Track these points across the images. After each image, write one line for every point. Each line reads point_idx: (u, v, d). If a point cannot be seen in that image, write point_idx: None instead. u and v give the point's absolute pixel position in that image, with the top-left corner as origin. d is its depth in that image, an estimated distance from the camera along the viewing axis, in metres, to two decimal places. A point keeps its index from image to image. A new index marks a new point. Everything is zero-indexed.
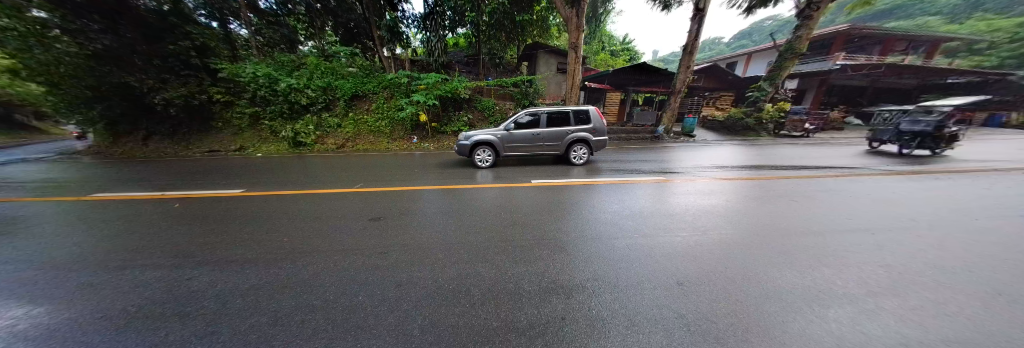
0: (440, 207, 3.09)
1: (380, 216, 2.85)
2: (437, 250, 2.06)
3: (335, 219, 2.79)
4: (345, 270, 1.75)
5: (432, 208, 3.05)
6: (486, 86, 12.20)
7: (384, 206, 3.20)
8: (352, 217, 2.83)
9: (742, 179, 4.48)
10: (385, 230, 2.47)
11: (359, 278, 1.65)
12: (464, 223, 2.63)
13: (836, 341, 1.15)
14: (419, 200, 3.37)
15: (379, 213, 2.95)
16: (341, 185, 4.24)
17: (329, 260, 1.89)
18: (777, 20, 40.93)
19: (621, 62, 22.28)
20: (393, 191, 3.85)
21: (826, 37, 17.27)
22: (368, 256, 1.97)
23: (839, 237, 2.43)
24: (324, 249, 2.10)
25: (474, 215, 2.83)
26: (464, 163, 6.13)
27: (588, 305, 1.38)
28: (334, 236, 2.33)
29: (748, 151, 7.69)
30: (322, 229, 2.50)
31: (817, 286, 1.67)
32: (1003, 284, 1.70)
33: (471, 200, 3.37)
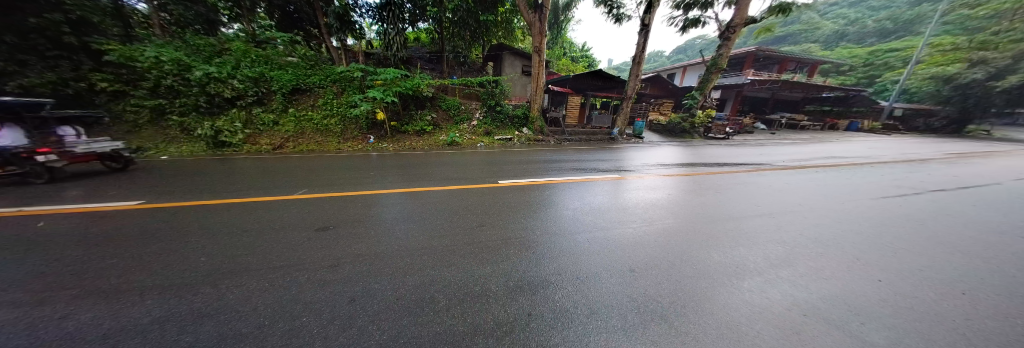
0: (400, 212, 2.96)
1: (330, 225, 2.60)
2: (397, 258, 1.95)
3: (273, 230, 2.47)
4: (287, 290, 1.55)
5: (392, 213, 2.91)
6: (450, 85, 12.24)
7: (334, 213, 2.92)
8: (294, 228, 2.53)
9: (681, 175, 5.13)
10: (336, 239, 2.27)
11: (305, 296, 1.49)
12: (427, 226, 2.57)
13: (749, 311, 1.40)
14: (378, 205, 3.16)
15: (329, 221, 2.68)
16: (280, 191, 3.74)
17: (265, 280, 1.66)
18: (705, 39, 47.95)
19: (582, 68, 23.74)
20: (345, 196, 3.55)
21: (741, 56, 20.71)
22: (316, 270, 1.79)
23: (750, 221, 2.94)
24: (256, 267, 1.82)
25: (438, 218, 2.76)
26: (425, 164, 6.00)
27: (551, 298, 1.46)
28: (272, 251, 2.05)
29: (688, 151, 8.82)
30: (257, 244, 2.18)
31: (735, 262, 2.01)
32: (858, 253, 2.23)
33: (436, 202, 3.29)
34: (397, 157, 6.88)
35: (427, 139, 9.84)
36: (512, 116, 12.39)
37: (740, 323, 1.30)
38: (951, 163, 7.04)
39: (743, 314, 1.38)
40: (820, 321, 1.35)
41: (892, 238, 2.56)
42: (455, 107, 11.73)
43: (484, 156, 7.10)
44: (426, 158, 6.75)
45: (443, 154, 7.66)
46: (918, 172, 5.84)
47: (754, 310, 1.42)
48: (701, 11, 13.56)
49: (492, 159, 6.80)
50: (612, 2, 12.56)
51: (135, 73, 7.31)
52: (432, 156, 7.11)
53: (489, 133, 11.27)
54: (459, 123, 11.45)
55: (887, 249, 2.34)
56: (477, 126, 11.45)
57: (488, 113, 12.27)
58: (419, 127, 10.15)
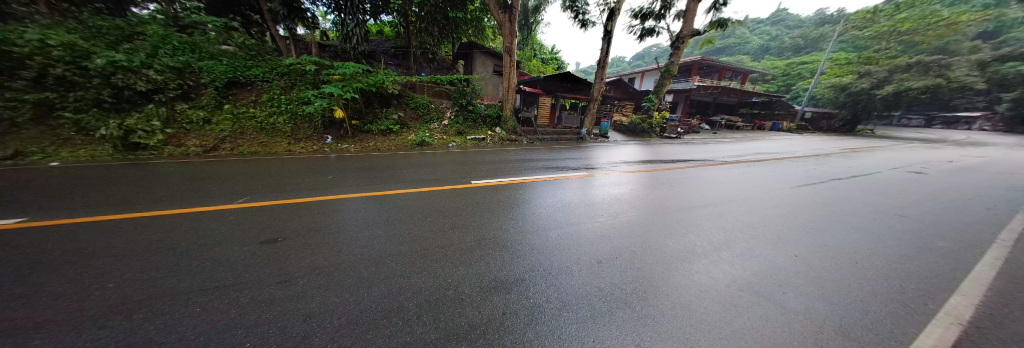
0: (364, 218, 2.77)
1: (279, 236, 2.33)
2: (359, 268, 1.82)
3: (206, 247, 2.13)
4: (230, 312, 1.37)
5: (355, 219, 2.72)
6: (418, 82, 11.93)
7: (286, 223, 2.62)
8: (233, 242, 2.22)
9: (642, 172, 5.55)
10: (287, 252, 2.05)
11: (253, 317, 1.33)
12: (395, 231, 2.45)
13: (696, 291, 1.59)
14: (340, 211, 2.93)
15: (279, 232, 2.41)
16: (217, 201, 3.23)
17: (201, 303, 1.44)
18: (660, 48, 52.90)
19: (551, 70, 24.51)
20: (298, 203, 3.20)
21: (689, 63, 23.10)
22: (262, 288, 1.59)
23: (698, 210, 3.31)
24: (187, 290, 1.57)
25: (407, 223, 2.64)
26: (387, 164, 5.81)
27: (524, 294, 1.49)
28: (208, 270, 1.79)
29: (646, 149, 9.62)
30: (187, 264, 1.87)
31: (686, 248, 2.25)
32: (780, 234, 2.64)
33: (405, 205, 3.14)
34: (359, 158, 6.43)
35: (394, 139, 9.37)
36: (485, 116, 12.38)
37: (691, 303, 1.46)
38: (845, 157, 8.67)
39: (692, 293, 1.56)
40: (752, 294, 1.58)
41: (805, 220, 3.08)
42: (424, 106, 11.54)
43: (455, 156, 6.96)
44: (394, 159, 6.42)
45: (412, 154, 7.38)
46: (823, 165, 7.07)
47: (701, 289, 1.61)
48: (656, 22, 14.80)
49: (463, 159, 6.70)
50: (578, 8, 13.13)
51: (11, 58, 5.70)
52: (401, 156, 6.82)
53: (461, 133, 11.10)
54: (428, 122, 11.15)
55: (803, 229, 2.80)
56: (448, 126, 11.21)
57: (459, 112, 12.10)
58: (384, 126, 9.59)
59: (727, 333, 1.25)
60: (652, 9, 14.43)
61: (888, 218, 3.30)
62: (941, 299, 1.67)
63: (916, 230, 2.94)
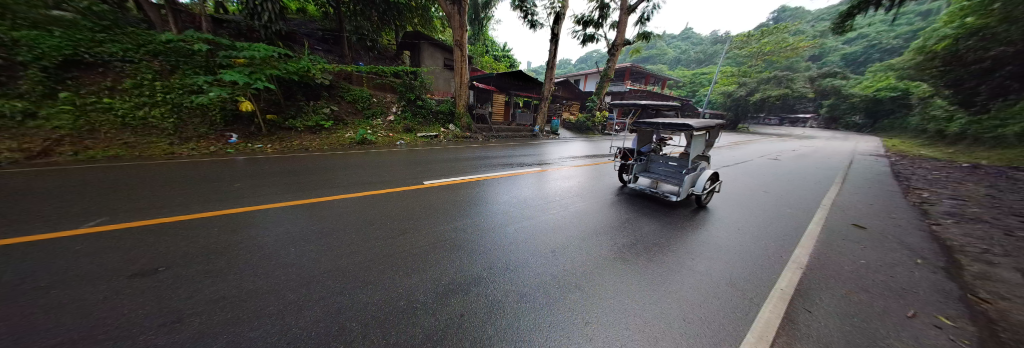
0: (291, 227, 2.31)
1: (178, 251, 1.79)
2: (286, 291, 1.37)
3: (4, 291, 1.28)
4: (129, 333, 1.03)
5: (273, 233, 2.15)
6: (355, 72, 11.14)
7: (184, 237, 2.02)
8: (69, 282, 1.38)
9: (589, 165, 6.05)
10: (174, 285, 1.38)
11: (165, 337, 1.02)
12: (326, 240, 2.05)
13: (632, 269, 1.83)
14: (263, 220, 2.41)
15: (177, 246, 1.85)
16: (33, 226, 2.13)
17: (68, 330, 1.03)
18: (599, 54, 58.58)
19: (503, 67, 24.68)
20: (184, 221, 2.35)
21: (623, 69, 26.11)
22: (124, 339, 0.99)
23: (635, 198, 3.79)
24: (30, 320, 1.09)
25: (343, 231, 2.24)
26: (315, 164, 5.13)
27: (484, 291, 1.49)
28: (67, 295, 1.27)
29: (591, 145, 10.55)
30: (20, 292, 1.28)
31: (624, 231, 2.56)
32: (694, 212, 3.25)
33: (340, 212, 2.71)
34: (279, 160, 5.43)
35: (327, 137, 8.20)
36: (436, 111, 12.09)
37: (628, 281, 1.68)
38: (732, 148, 11.13)
39: (629, 272, 1.80)
40: (673, 266, 1.91)
41: (709, 200, 3.86)
42: (363, 100, 10.64)
43: (401, 155, 6.50)
44: (327, 160, 5.64)
45: (352, 154, 6.59)
46: (720, 155, 8.92)
47: (637, 268, 1.85)
48: (595, 29, 16.26)
49: (413, 158, 6.26)
50: (527, 8, 13.47)
51: None
52: (336, 156, 6.06)
53: (410, 130, 10.42)
54: (368, 117, 10.28)
55: (708, 207, 3.49)
56: (394, 122, 10.46)
57: (407, 107, 11.62)
58: (311, 123, 8.33)
59: (656, 301, 1.48)
60: (592, 17, 15.76)
61: (757, 194, 4.39)
62: (790, 252, 2.30)
63: (775, 202, 4.02)
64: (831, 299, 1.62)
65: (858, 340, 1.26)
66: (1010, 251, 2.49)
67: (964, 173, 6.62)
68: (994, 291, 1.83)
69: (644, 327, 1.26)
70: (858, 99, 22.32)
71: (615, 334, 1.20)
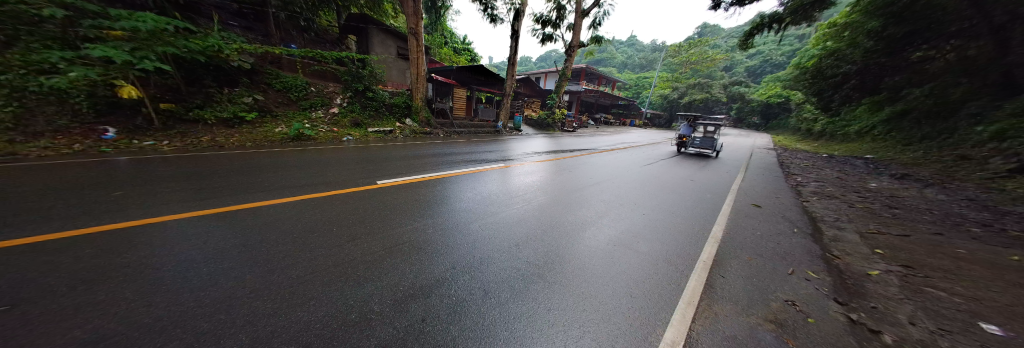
0: (211, 239, 1.90)
1: (34, 282, 1.31)
2: (201, 319, 1.11)
3: None
4: None
5: (178, 251, 1.71)
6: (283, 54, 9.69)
7: (45, 262, 1.50)
8: None
9: (549, 160, 6.34)
10: (16, 331, 0.98)
11: None
12: (254, 254, 1.72)
13: (589, 255, 1.98)
14: (165, 236, 1.92)
15: (33, 277, 1.36)
16: None
17: None
18: (558, 54, 61.26)
19: (462, 60, 23.95)
20: (26, 244, 1.69)
21: (579, 69, 27.69)
22: None
23: (591, 189, 4.08)
24: None
25: (278, 240, 1.92)
26: (237, 163, 4.41)
27: (447, 292, 1.44)
28: None
29: (551, 141, 10.97)
30: None
31: (582, 221, 2.73)
32: (639, 201, 3.66)
33: (270, 220, 2.30)
34: (180, 160, 4.37)
35: (251, 131, 6.94)
36: (390, 105, 11.26)
37: (585, 267, 1.81)
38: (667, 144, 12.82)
39: (585, 258, 1.94)
40: (623, 250, 2.11)
41: (650, 189, 4.39)
42: (297, 89, 9.49)
43: (346, 152, 5.90)
44: (254, 158, 4.80)
45: (285, 151, 5.73)
46: (658, 150, 10.17)
47: (592, 254, 2.01)
48: (553, 29, 16.85)
49: (363, 155, 5.70)
50: (487, 2, 13.25)
51: None
52: (265, 155, 5.18)
53: (359, 125, 9.49)
54: (305, 109, 9.15)
55: (649, 196, 3.97)
56: (339, 115, 9.53)
57: (354, 98, 10.72)
58: (226, 114, 6.97)
59: (610, 283, 1.62)
60: (550, 17, 16.29)
61: (686, 182, 5.15)
62: (709, 229, 2.78)
63: (694, 187, 4.82)
64: (743, 266, 1.99)
65: (761, 297, 1.58)
66: (849, 219, 3.42)
67: (822, 162, 8.75)
68: (844, 249, 2.51)
69: (599, 306, 1.38)
70: (756, 103, 27.58)
71: (576, 317, 1.28)
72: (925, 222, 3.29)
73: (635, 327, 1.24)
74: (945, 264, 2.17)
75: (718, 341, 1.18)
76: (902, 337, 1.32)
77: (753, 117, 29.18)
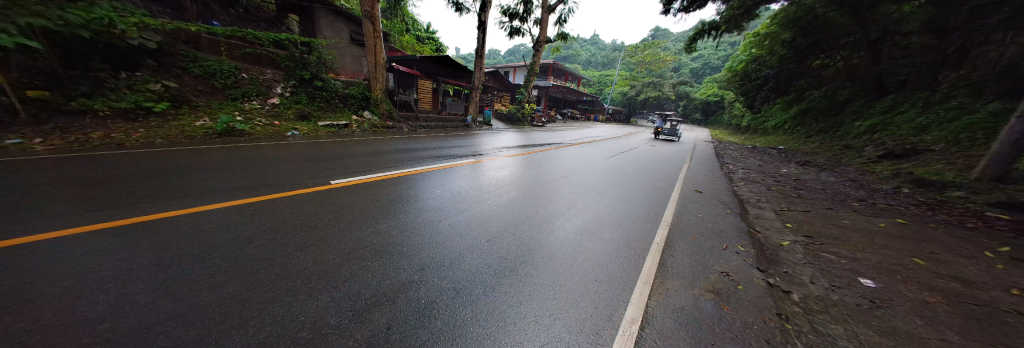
0: (114, 246, 1.52)
1: None
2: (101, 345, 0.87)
3: None
4: None
5: (54, 266, 1.32)
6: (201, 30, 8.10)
7: None
8: None
9: (518, 155, 6.39)
10: None
11: None
12: (165, 266, 1.38)
13: (558, 245, 2.06)
14: (40, 247, 1.49)
15: None
16: None
17: None
18: (526, 48, 61.47)
19: (426, 50, 22.71)
20: None
21: (546, 65, 28.20)
22: None
23: (559, 182, 4.22)
24: None
25: (199, 250, 1.58)
26: (147, 163, 3.67)
27: (415, 296, 1.36)
28: None
29: (521, 135, 11.05)
30: None
31: (551, 213, 2.81)
32: (602, 191, 3.89)
33: (186, 227, 1.88)
34: (49, 164, 3.36)
35: (162, 125, 5.76)
36: (345, 96, 10.29)
37: (554, 257, 1.88)
38: (627, 137, 13.82)
39: (554, 249, 2.00)
40: (589, 238, 2.23)
41: (611, 179, 4.70)
42: (223, 75, 8.07)
43: (293, 149, 5.27)
44: (170, 157, 4.03)
45: (210, 148, 4.87)
46: (619, 143, 10.91)
47: (561, 244, 2.08)
48: (521, 23, 16.82)
49: (313, 153, 5.08)
50: None
51: None
52: (184, 153, 4.35)
53: (307, 118, 8.52)
54: (237, 99, 7.90)
55: (611, 186, 4.25)
56: (282, 107, 8.45)
57: (300, 87, 9.63)
58: (123, 103, 5.67)
59: (578, 270, 1.70)
60: (517, 10, 16.21)
61: (641, 172, 5.63)
62: (662, 214, 3.08)
63: (649, 176, 5.29)
64: (689, 245, 2.25)
65: (704, 272, 1.80)
66: (768, 199, 4.08)
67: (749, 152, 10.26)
68: (764, 224, 3.00)
69: (568, 293, 1.45)
70: (699, 101, 31.05)
71: (546, 306, 1.32)
72: (819, 199, 4.07)
73: (600, 310, 1.32)
74: (833, 233, 2.73)
75: (671, 314, 1.32)
76: (806, 295, 1.62)
77: (697, 114, 32.90)
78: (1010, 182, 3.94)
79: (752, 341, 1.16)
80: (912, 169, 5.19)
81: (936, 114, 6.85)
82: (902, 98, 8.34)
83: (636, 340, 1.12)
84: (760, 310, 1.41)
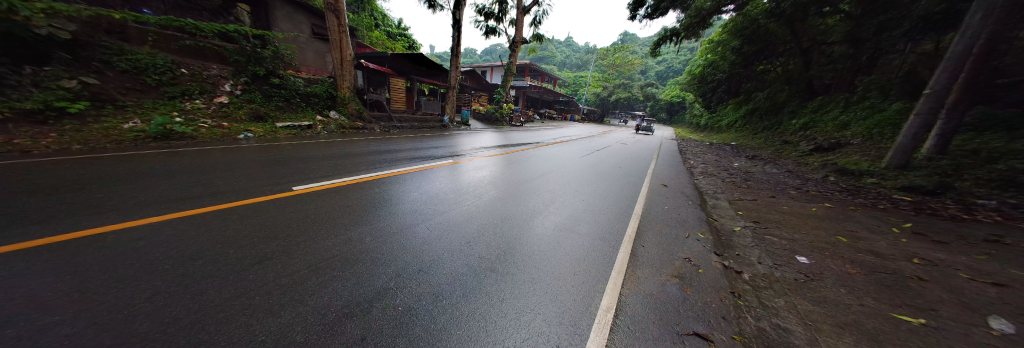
0: (28, 271, 1.30)
1: None
2: None
3: None
4: None
5: None
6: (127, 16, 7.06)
7: None
8: None
9: (497, 154, 6.39)
10: None
11: None
12: (86, 291, 1.16)
13: (537, 242, 2.11)
14: None
15: None
16: None
17: None
18: (502, 48, 61.49)
19: (398, 47, 21.80)
20: None
21: (522, 65, 28.54)
22: None
23: (538, 181, 4.29)
24: None
25: (131, 270, 1.37)
26: (59, 172, 3.12)
27: (391, 303, 1.32)
28: None
29: (500, 135, 11.02)
30: None
31: (530, 211, 2.86)
32: (578, 188, 4.03)
33: (111, 244, 1.62)
34: None
35: (79, 128, 4.92)
36: (307, 94, 9.59)
37: (534, 253, 1.92)
38: (600, 136, 14.40)
39: (534, 246, 2.05)
40: (567, 234, 2.31)
41: (586, 176, 4.89)
42: (158, 70, 7.09)
43: (248, 153, 4.79)
44: (90, 165, 3.47)
45: (145, 154, 4.26)
46: (593, 142, 11.34)
47: (540, 241, 2.14)
48: (496, 23, 16.82)
49: (272, 156, 4.65)
50: None
51: None
52: (109, 161, 3.76)
53: (263, 118, 7.81)
54: (176, 98, 6.99)
55: (587, 183, 4.41)
56: (233, 106, 7.65)
57: (253, 84, 8.77)
58: (28, 103, 4.79)
59: (557, 265, 1.76)
60: (492, 10, 16.17)
61: (614, 169, 5.93)
62: (632, 207, 3.26)
63: (619, 173, 5.58)
64: (656, 235, 2.43)
65: (669, 259, 1.95)
66: (723, 190, 4.53)
67: (708, 148, 11.25)
68: (719, 213, 3.32)
69: (548, 288, 1.49)
70: (664, 102, 33.39)
71: (526, 303, 1.35)
72: (766, 188, 4.60)
73: (578, 301, 1.38)
74: (776, 217, 3.10)
75: (641, 300, 1.42)
76: (754, 274, 1.82)
77: (662, 113, 35.27)
78: (908, 170, 4.76)
79: (711, 319, 1.28)
80: (837, 160, 6.05)
81: (855, 112, 8.02)
82: (829, 100, 9.66)
83: (611, 326, 1.18)
84: (717, 290, 1.56)
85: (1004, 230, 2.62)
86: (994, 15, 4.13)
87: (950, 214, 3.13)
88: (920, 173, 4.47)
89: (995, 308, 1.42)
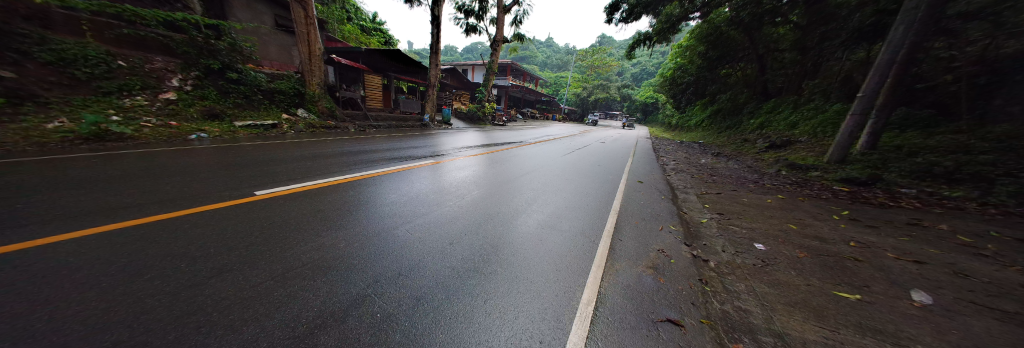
0: None
1: None
2: None
3: None
4: None
5: None
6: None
7: None
8: None
9: (478, 154, 6.30)
10: None
11: None
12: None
13: (520, 241, 2.12)
14: None
15: None
16: None
17: None
18: (484, 47, 60.92)
19: (374, 43, 20.90)
20: None
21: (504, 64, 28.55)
22: None
23: (520, 180, 4.29)
24: None
25: (57, 290, 1.18)
26: None
27: (369, 310, 1.27)
28: None
29: (482, 135, 10.89)
30: None
31: (513, 210, 2.86)
32: (560, 186, 4.10)
33: (31, 262, 1.39)
34: None
35: None
36: (272, 91, 8.93)
37: (517, 252, 1.94)
38: (581, 136, 14.76)
39: (516, 244, 2.06)
40: (550, 231, 2.35)
41: (567, 175, 4.99)
42: (89, 62, 6.17)
43: (203, 155, 4.36)
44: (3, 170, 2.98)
45: (74, 157, 3.73)
46: (574, 141, 11.58)
47: (523, 239, 2.16)
48: (476, 21, 16.64)
49: (230, 159, 4.26)
50: None
51: None
52: (27, 165, 3.24)
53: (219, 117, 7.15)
54: (113, 94, 6.19)
55: (568, 181, 4.49)
56: (184, 103, 6.91)
57: (208, 80, 8.00)
58: None
59: (540, 262, 1.79)
60: (472, 7, 15.96)
61: (593, 167, 6.11)
62: (610, 204, 3.38)
63: (598, 170, 5.76)
64: (632, 228, 2.55)
65: (644, 250, 2.06)
66: (691, 185, 4.86)
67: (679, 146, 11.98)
68: (689, 206, 3.56)
69: (531, 285, 1.52)
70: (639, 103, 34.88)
71: (511, 300, 1.36)
72: (729, 183, 5.01)
73: (560, 296, 1.42)
74: (737, 208, 3.40)
75: (620, 291, 1.48)
76: (719, 261, 1.97)
77: (638, 114, 36.88)
78: (846, 164, 5.39)
79: (682, 305, 1.37)
80: (788, 155, 6.73)
81: (802, 112, 8.95)
82: (781, 101, 10.67)
83: (592, 318, 1.23)
84: (688, 278, 1.68)
85: (921, 214, 3.06)
86: (914, 28, 4.78)
87: (879, 202, 3.60)
88: (855, 166, 5.09)
89: (914, 282, 1.66)
